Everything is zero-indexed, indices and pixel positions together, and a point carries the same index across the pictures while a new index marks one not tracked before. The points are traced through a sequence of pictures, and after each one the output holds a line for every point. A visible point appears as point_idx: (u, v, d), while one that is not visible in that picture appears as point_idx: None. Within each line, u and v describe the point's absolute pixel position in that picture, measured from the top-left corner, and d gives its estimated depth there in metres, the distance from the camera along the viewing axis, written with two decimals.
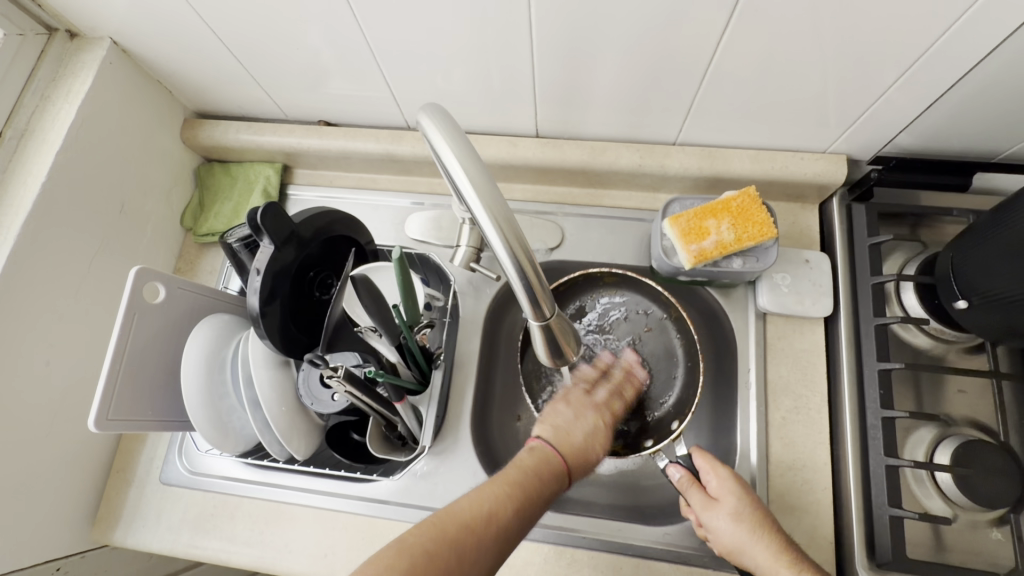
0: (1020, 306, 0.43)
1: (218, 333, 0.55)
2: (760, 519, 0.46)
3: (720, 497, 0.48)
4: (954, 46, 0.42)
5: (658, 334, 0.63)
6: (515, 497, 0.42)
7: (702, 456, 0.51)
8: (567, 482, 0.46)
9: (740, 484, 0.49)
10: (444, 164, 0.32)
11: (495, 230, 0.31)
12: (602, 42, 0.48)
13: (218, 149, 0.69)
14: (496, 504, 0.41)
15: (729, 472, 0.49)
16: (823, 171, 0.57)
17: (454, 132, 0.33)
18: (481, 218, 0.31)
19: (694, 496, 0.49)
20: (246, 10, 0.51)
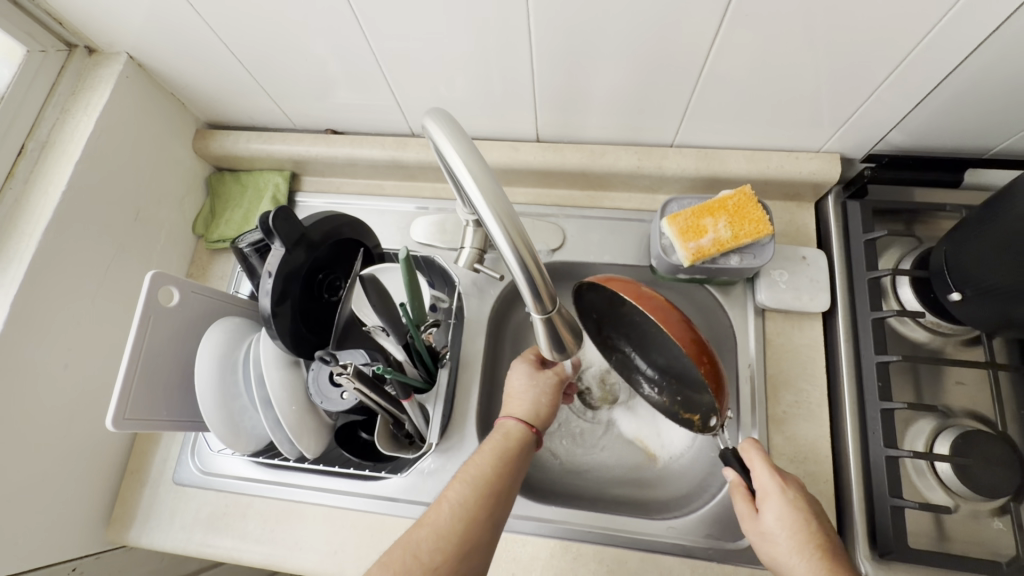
0: (1012, 297, 0.44)
1: (229, 335, 0.56)
2: (806, 538, 0.43)
3: (762, 510, 0.46)
4: (937, 47, 0.44)
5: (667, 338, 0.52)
6: (481, 491, 0.44)
7: (749, 456, 0.48)
8: (526, 438, 0.49)
9: (789, 505, 0.45)
10: (449, 163, 0.34)
11: (501, 226, 0.33)
12: (599, 48, 0.50)
13: (229, 158, 0.71)
14: (466, 513, 0.42)
15: (774, 481, 0.46)
16: (817, 170, 0.59)
17: (459, 136, 0.34)
18: (488, 217, 0.33)
19: (741, 505, 0.48)
20: (258, 24, 0.54)
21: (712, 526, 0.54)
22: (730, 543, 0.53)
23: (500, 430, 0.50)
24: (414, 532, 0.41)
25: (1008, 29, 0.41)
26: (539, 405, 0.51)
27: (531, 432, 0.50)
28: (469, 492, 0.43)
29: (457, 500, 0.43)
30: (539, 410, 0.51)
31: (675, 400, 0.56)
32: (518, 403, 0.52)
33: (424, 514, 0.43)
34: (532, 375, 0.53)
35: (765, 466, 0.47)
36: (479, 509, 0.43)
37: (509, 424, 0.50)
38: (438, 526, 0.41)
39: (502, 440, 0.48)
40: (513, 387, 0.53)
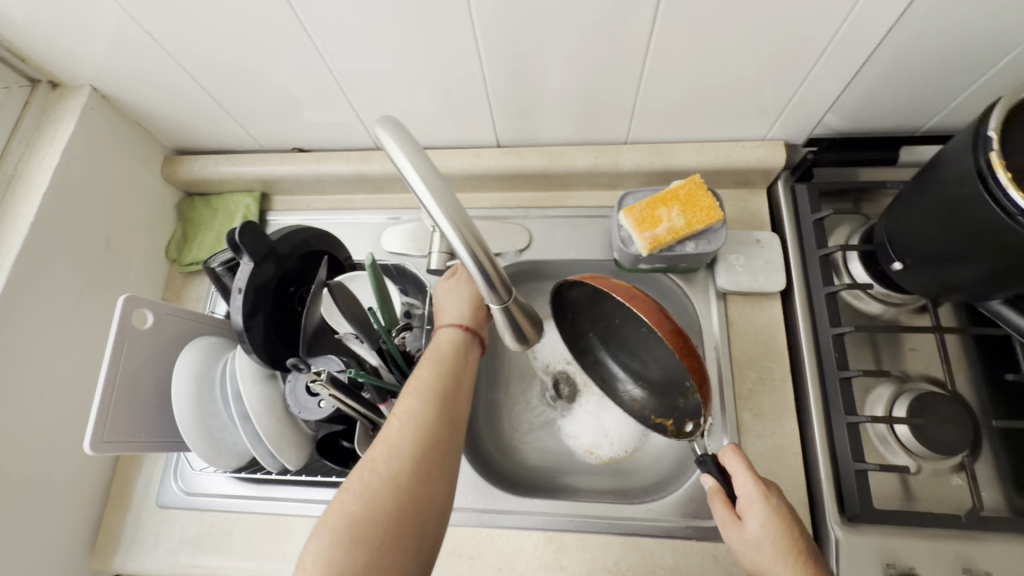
0: (947, 262, 0.47)
1: (204, 354, 0.57)
2: (789, 545, 0.42)
3: (744, 517, 0.45)
4: (856, 32, 0.47)
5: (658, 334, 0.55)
6: (432, 400, 0.44)
7: (732, 461, 0.47)
8: (463, 342, 0.50)
9: (773, 510, 0.44)
10: (396, 163, 0.35)
11: (451, 221, 0.34)
12: (545, 54, 0.53)
13: (198, 183, 0.72)
14: (417, 424, 0.42)
15: (756, 486, 0.45)
16: (764, 157, 0.62)
17: (404, 136, 0.36)
18: (438, 215, 0.34)
19: (722, 511, 0.47)
20: (216, 49, 0.55)
21: (689, 506, 0.56)
22: (707, 521, 0.54)
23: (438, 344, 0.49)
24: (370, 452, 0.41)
25: (915, 11, 0.44)
26: (471, 313, 0.52)
27: (467, 331, 0.51)
28: (417, 402, 0.43)
29: (408, 412, 0.43)
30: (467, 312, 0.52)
31: (650, 405, 0.58)
32: (448, 313, 0.52)
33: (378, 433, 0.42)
34: (452, 285, 0.54)
35: (746, 472, 0.46)
36: (429, 421, 0.42)
37: (444, 337, 0.50)
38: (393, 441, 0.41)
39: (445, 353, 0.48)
40: (440, 302, 0.53)
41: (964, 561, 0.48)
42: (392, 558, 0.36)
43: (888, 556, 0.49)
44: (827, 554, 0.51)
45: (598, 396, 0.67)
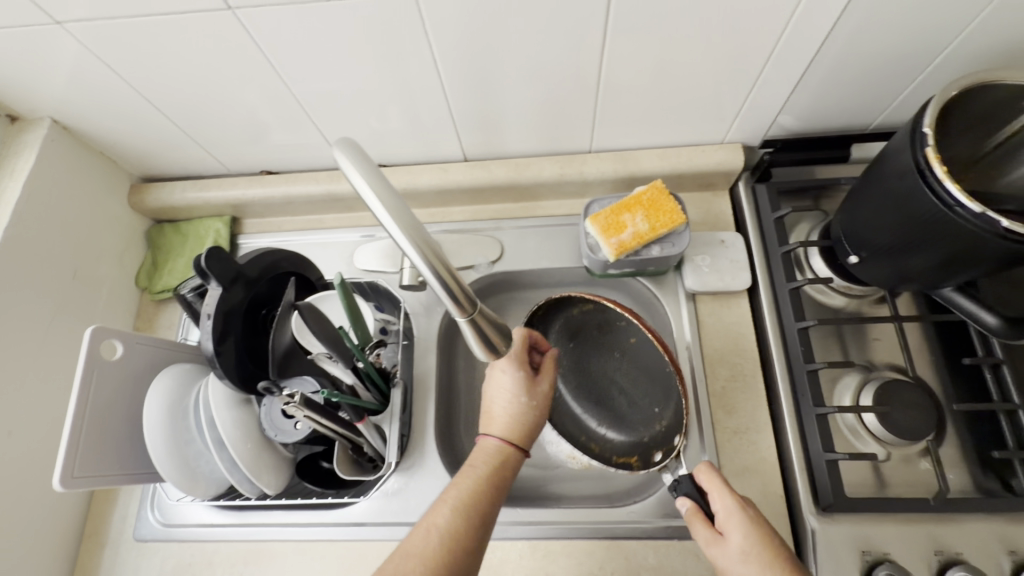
0: (900, 253, 0.49)
1: (178, 382, 0.56)
2: (771, 552, 0.43)
3: (726, 532, 0.45)
4: (798, 36, 0.49)
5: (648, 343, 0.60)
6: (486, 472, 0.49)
7: (708, 476, 0.48)
8: (518, 449, 0.52)
9: (750, 518, 0.45)
10: (351, 181, 0.36)
11: (409, 238, 0.35)
12: (504, 69, 0.54)
13: (166, 210, 0.72)
14: (470, 491, 0.47)
15: (733, 498, 0.46)
16: (723, 160, 0.64)
17: (359, 156, 0.37)
18: (396, 232, 0.35)
19: (703, 529, 0.47)
20: (177, 78, 0.56)
21: (669, 506, 0.56)
22: None
23: (477, 455, 0.51)
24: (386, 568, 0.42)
25: (850, 13, 0.46)
26: (524, 423, 0.53)
27: (513, 447, 0.52)
28: (442, 524, 0.45)
29: (466, 480, 0.48)
30: (511, 422, 0.53)
31: (608, 449, 0.61)
32: (501, 416, 0.53)
33: (401, 544, 0.44)
34: (516, 381, 0.54)
35: (722, 487, 0.47)
36: (450, 552, 0.43)
37: (483, 449, 0.51)
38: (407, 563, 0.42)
39: (479, 468, 0.49)
40: (495, 399, 0.55)
41: (936, 544, 0.49)
42: None
43: (864, 543, 0.50)
44: (805, 545, 0.52)
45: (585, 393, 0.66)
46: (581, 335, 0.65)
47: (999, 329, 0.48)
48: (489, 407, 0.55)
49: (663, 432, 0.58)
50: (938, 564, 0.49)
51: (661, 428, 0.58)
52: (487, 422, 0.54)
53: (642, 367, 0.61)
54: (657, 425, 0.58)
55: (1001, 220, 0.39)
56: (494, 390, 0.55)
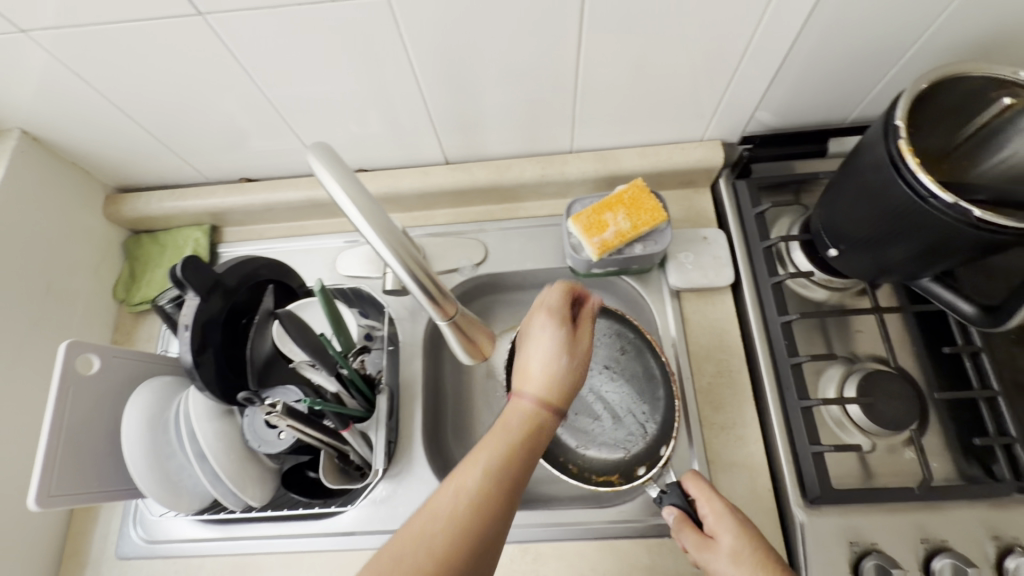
0: (879, 245, 0.49)
1: (158, 395, 0.55)
2: (762, 552, 0.43)
3: (716, 535, 0.45)
4: (771, 32, 0.49)
5: (636, 356, 0.64)
6: (521, 436, 0.41)
7: (696, 484, 0.49)
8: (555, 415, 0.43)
9: (739, 521, 0.45)
10: (325, 188, 0.36)
11: (400, 260, 0.37)
12: (482, 70, 0.54)
13: (144, 220, 0.70)
14: (502, 457, 0.40)
15: (722, 502, 0.47)
16: (702, 157, 0.64)
17: (332, 160, 0.36)
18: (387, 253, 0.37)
19: (692, 536, 0.46)
20: (151, 87, 0.55)
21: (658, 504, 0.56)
22: None
23: (507, 415, 0.43)
24: (407, 533, 0.37)
25: (821, 9, 0.47)
26: (563, 386, 0.44)
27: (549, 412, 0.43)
28: (473, 493, 0.38)
29: (498, 442, 0.41)
30: (548, 382, 0.44)
31: (584, 470, 0.60)
32: (539, 376, 0.44)
33: (425, 504, 0.38)
34: (555, 335, 0.45)
35: (711, 492, 0.48)
36: (476, 523, 0.37)
37: (515, 410, 0.43)
38: (430, 533, 0.37)
39: (511, 433, 0.41)
40: (530, 355, 0.45)
41: (922, 532, 0.50)
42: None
43: (852, 534, 0.50)
44: (793, 538, 0.52)
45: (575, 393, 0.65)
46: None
47: (976, 318, 0.49)
48: (521, 360, 0.46)
49: (647, 448, 0.60)
50: (925, 552, 0.49)
51: (646, 444, 0.60)
52: (518, 378, 0.45)
53: (627, 382, 0.64)
54: (641, 441, 0.61)
55: (972, 210, 0.40)
56: (529, 339, 0.46)
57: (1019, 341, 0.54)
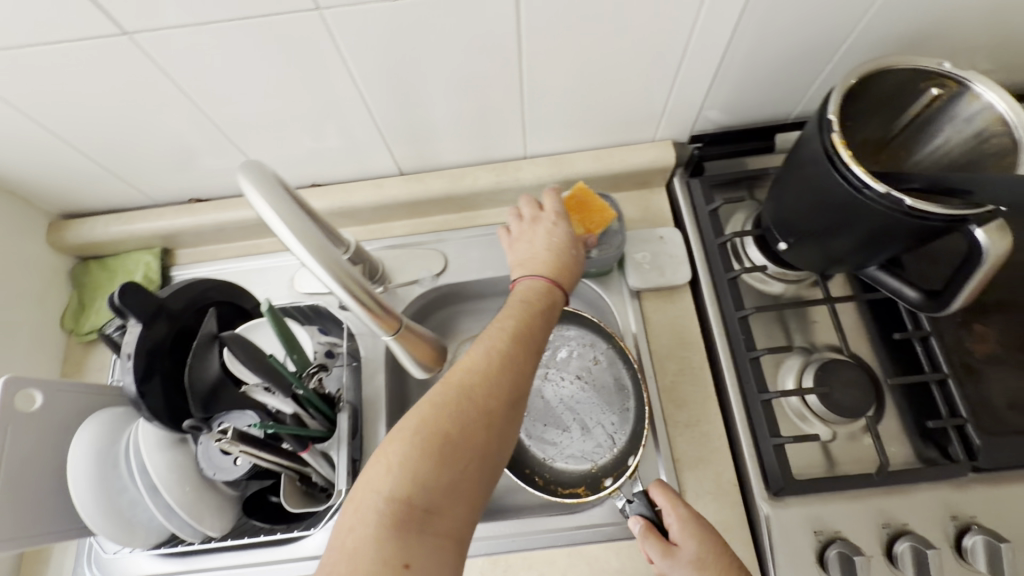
0: (823, 236, 0.50)
1: (108, 427, 0.53)
2: (725, 559, 0.43)
3: (681, 543, 0.45)
4: (709, 31, 0.50)
5: (608, 365, 0.64)
6: (533, 303, 0.46)
7: (663, 491, 0.48)
8: (561, 291, 0.49)
9: (703, 526, 0.45)
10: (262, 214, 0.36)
11: (337, 278, 0.38)
12: (426, 80, 0.53)
13: (91, 246, 0.68)
14: (520, 320, 0.44)
15: (688, 509, 0.47)
16: (654, 157, 0.65)
17: (269, 182, 0.37)
18: (325, 275, 0.38)
19: (656, 544, 0.46)
20: (84, 110, 0.53)
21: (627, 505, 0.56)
22: None
23: (520, 290, 0.48)
24: (442, 383, 0.40)
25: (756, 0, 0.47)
26: (562, 264, 0.51)
27: (552, 283, 0.49)
28: (502, 347, 0.41)
29: (517, 308, 0.45)
30: (553, 262, 0.50)
31: (550, 482, 0.59)
32: (540, 258, 0.51)
33: (458, 360, 0.41)
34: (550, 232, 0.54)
35: (677, 499, 0.47)
36: (505, 370, 0.40)
37: (526, 285, 0.49)
38: (466, 377, 0.39)
39: (528, 300, 0.47)
40: (534, 247, 0.53)
41: (883, 517, 0.51)
42: (489, 423, 0.38)
43: (816, 523, 0.51)
44: (760, 532, 0.52)
45: (544, 400, 0.64)
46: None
47: (920, 303, 0.50)
48: (527, 255, 0.53)
49: (615, 460, 0.59)
50: (887, 536, 0.50)
51: (614, 456, 0.60)
52: (526, 266, 0.51)
53: (597, 393, 0.63)
54: (609, 453, 0.60)
55: (904, 199, 0.41)
56: (536, 237, 0.54)
57: (966, 323, 0.55)
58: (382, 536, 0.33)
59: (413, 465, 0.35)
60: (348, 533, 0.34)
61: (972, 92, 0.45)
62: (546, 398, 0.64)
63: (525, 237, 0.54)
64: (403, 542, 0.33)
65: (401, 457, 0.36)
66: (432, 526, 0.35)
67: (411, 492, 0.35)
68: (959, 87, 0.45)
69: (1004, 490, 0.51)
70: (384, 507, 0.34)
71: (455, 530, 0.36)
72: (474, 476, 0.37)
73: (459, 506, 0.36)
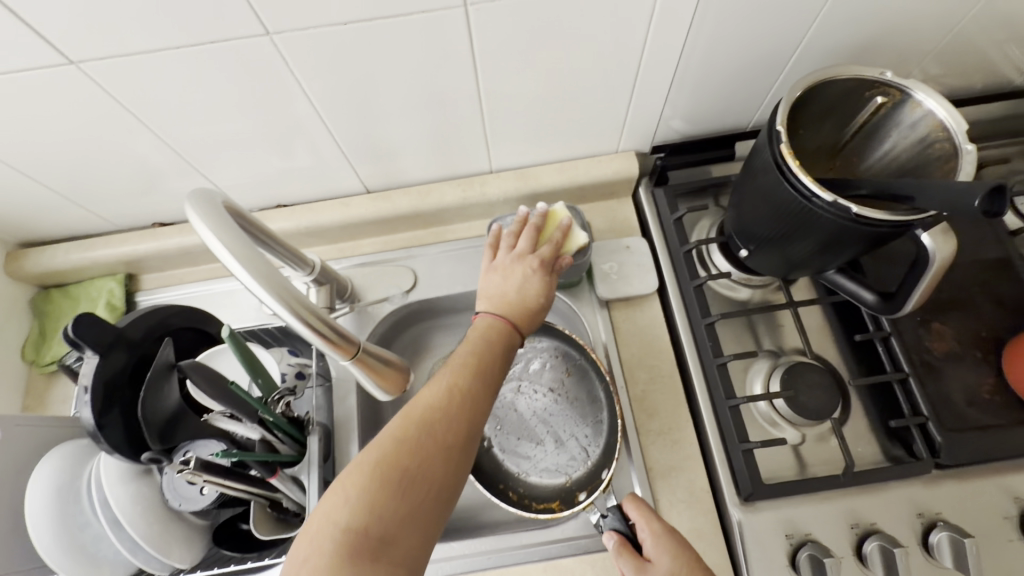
0: (778, 242, 0.51)
1: (70, 461, 0.52)
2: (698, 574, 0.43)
3: (655, 559, 0.44)
4: (660, 45, 0.51)
5: (580, 378, 0.64)
6: (495, 338, 0.46)
7: (637, 505, 0.47)
8: (517, 339, 0.48)
9: (677, 540, 0.45)
10: (218, 256, 0.37)
11: (280, 299, 0.38)
12: (385, 100, 0.53)
13: (51, 275, 0.67)
14: (481, 351, 0.44)
15: (662, 523, 0.46)
16: (618, 168, 0.66)
17: (225, 225, 0.38)
18: (267, 295, 0.38)
19: (629, 561, 0.45)
20: (38, 139, 0.52)
21: None
22: None
23: (478, 325, 0.48)
24: (404, 415, 0.39)
25: (705, 11, 0.48)
26: (526, 307, 0.50)
27: (506, 323, 0.48)
28: (463, 378, 0.41)
29: (480, 339, 0.46)
30: (520, 304, 0.50)
31: (525, 498, 0.59)
32: (505, 298, 0.50)
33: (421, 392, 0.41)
34: (522, 267, 0.53)
35: (652, 513, 0.47)
36: (464, 400, 0.40)
37: (488, 322, 0.48)
38: (427, 411, 0.39)
39: (485, 336, 0.46)
40: (506, 284, 0.52)
41: (853, 518, 0.51)
42: (447, 452, 0.38)
43: (788, 526, 0.51)
44: (732, 538, 0.52)
45: (517, 414, 0.64)
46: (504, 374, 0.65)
47: (877, 305, 0.51)
48: (496, 290, 0.52)
49: (589, 474, 0.59)
50: (856, 536, 0.51)
51: (588, 470, 0.60)
52: (492, 301, 0.50)
53: (570, 405, 0.63)
54: (583, 466, 0.60)
55: (850, 207, 0.42)
56: (512, 274, 0.52)
57: (925, 322, 0.57)
58: (336, 566, 0.33)
59: (370, 496, 0.35)
60: (303, 563, 0.33)
61: (914, 100, 0.46)
62: (520, 412, 0.64)
63: (502, 270, 0.53)
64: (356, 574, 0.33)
65: (359, 487, 0.35)
66: (387, 556, 0.34)
67: (367, 522, 0.34)
68: (902, 96, 0.46)
69: (967, 485, 0.52)
70: (340, 537, 0.33)
71: (409, 560, 0.35)
72: (432, 508, 0.37)
73: (415, 538, 0.36)
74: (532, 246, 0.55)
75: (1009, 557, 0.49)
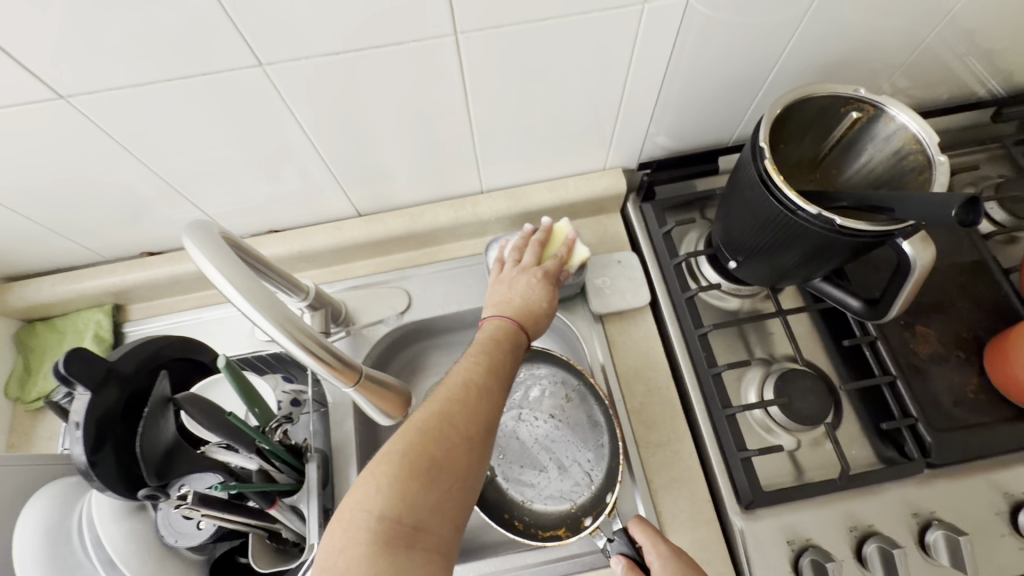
0: (766, 254, 0.53)
1: (60, 500, 0.50)
2: None
3: None
4: (644, 65, 0.53)
5: (580, 403, 0.64)
6: (503, 338, 0.47)
7: (642, 529, 0.48)
8: (526, 342, 0.49)
9: (682, 561, 0.45)
10: (219, 287, 0.37)
11: (282, 328, 0.38)
12: (376, 126, 0.54)
13: (36, 308, 0.65)
14: (490, 350, 0.45)
15: (667, 545, 0.46)
16: (606, 185, 0.67)
17: (227, 256, 0.38)
18: (268, 324, 0.38)
19: None
20: (25, 172, 0.51)
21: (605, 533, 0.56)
22: None
23: (487, 328, 0.49)
24: (425, 408, 0.39)
25: (686, 29, 0.49)
26: (533, 313, 0.51)
27: (516, 326, 0.49)
28: (478, 373, 0.42)
29: (488, 340, 0.47)
30: (526, 309, 0.51)
31: (531, 526, 0.59)
32: (512, 304, 0.52)
33: (435, 389, 0.41)
34: (528, 275, 0.54)
35: (657, 536, 0.47)
36: (482, 393, 0.41)
37: (498, 324, 0.49)
38: (449, 403, 0.39)
39: (495, 338, 0.47)
40: (512, 291, 0.53)
41: (851, 520, 0.52)
42: (471, 442, 0.38)
43: (789, 532, 0.52)
44: (735, 546, 0.53)
45: (518, 441, 0.64)
46: (505, 403, 0.66)
47: (863, 311, 0.53)
48: (502, 297, 0.53)
49: (593, 498, 0.59)
50: (855, 539, 0.51)
51: (593, 493, 0.60)
52: (498, 307, 0.52)
53: (571, 430, 0.63)
54: (588, 490, 0.60)
55: (834, 219, 0.43)
56: (517, 285, 0.54)
57: (908, 325, 0.59)
58: (374, 554, 0.32)
59: (402, 486, 0.35)
60: (339, 553, 0.33)
61: (887, 115, 0.48)
62: (522, 439, 0.64)
63: (506, 279, 0.55)
64: (393, 562, 0.32)
65: (391, 476, 0.35)
66: (421, 544, 0.34)
67: (401, 511, 0.34)
68: (876, 111, 0.49)
69: (958, 484, 0.53)
70: (376, 525, 0.33)
71: (442, 549, 0.35)
72: (458, 497, 0.37)
73: (444, 528, 0.35)
74: (537, 259, 0.56)
75: (1002, 553, 0.51)
